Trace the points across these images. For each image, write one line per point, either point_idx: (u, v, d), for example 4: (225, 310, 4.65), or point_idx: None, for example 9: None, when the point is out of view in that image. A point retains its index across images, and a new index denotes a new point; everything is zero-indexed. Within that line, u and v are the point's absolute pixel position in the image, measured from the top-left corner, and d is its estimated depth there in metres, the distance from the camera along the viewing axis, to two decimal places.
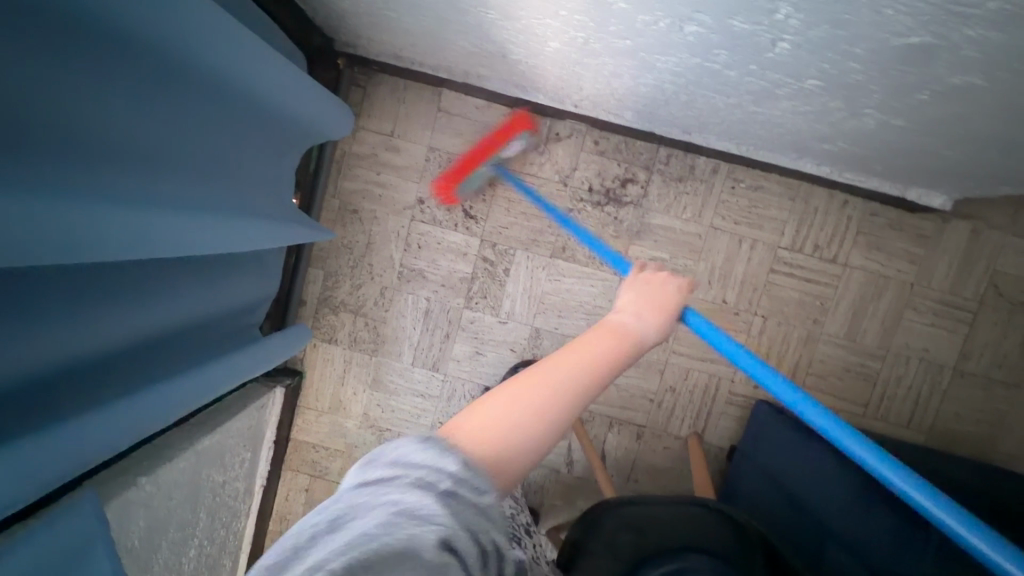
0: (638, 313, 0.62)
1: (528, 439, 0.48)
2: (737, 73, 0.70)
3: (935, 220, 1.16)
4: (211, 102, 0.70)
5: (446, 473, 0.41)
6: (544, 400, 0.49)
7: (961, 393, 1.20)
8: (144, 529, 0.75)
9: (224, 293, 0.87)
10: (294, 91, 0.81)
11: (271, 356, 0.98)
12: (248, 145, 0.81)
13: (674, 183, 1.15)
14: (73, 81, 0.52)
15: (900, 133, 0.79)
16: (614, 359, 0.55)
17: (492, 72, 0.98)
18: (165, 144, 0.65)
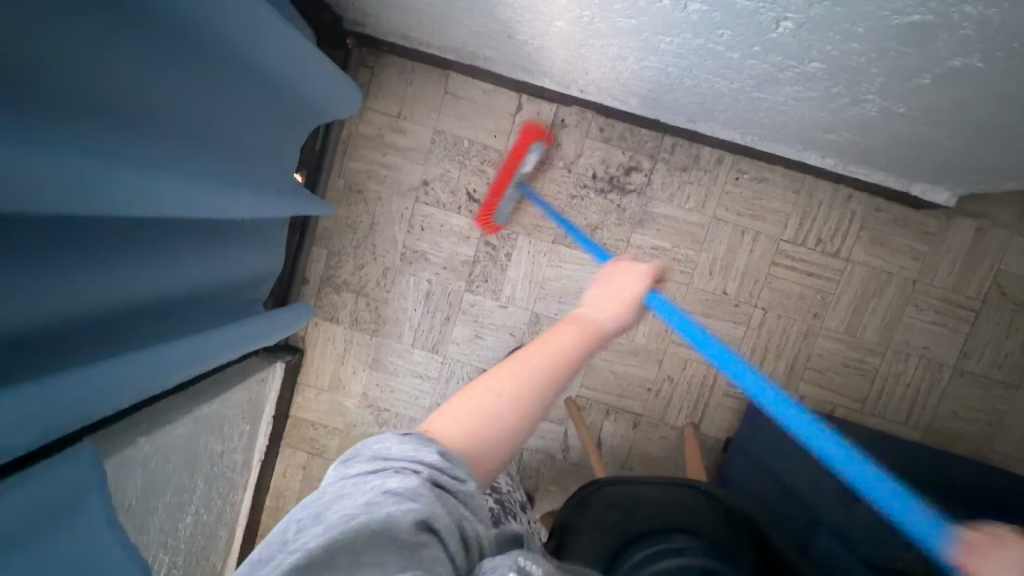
0: (602, 308, 0.63)
1: (504, 424, 0.50)
2: (740, 55, 0.71)
3: (940, 217, 1.16)
4: (223, 73, 0.71)
5: (424, 461, 0.43)
6: (517, 388, 0.52)
7: (960, 392, 1.20)
8: (142, 490, 0.76)
9: (228, 265, 0.88)
10: (302, 66, 0.81)
11: (271, 333, 1.00)
12: (256, 120, 0.82)
13: (678, 172, 1.16)
14: (89, 37, 0.53)
15: (903, 122, 0.79)
16: (578, 351, 0.57)
17: (499, 55, 0.99)
18: (175, 108, 0.66)
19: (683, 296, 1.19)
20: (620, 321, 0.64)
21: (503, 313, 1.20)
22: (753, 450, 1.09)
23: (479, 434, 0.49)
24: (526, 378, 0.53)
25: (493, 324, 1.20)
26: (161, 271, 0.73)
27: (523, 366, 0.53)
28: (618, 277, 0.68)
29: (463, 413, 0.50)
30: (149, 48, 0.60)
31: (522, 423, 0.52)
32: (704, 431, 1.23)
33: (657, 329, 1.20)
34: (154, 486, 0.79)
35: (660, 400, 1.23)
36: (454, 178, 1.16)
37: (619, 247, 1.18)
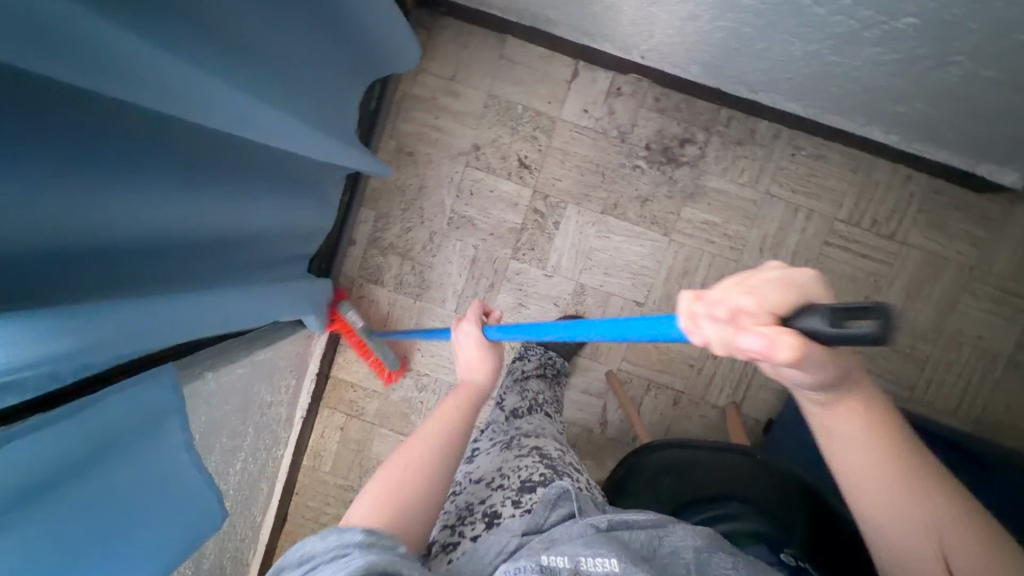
0: (473, 375, 0.82)
1: (407, 505, 0.63)
2: (826, 10, 0.70)
3: (1001, 202, 1.13)
4: (303, 14, 0.71)
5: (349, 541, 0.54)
6: (422, 463, 0.68)
7: (1013, 384, 1.17)
8: (204, 425, 0.77)
9: (289, 215, 0.88)
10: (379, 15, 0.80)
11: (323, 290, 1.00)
12: (324, 67, 0.82)
13: (732, 146, 1.14)
14: None
15: (989, 88, 0.76)
16: (456, 417, 0.75)
17: (563, 15, 0.98)
18: (255, 32, 0.64)
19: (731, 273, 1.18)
20: (489, 378, 0.82)
21: (548, 282, 1.20)
22: None
23: (410, 502, 0.64)
24: (420, 473, 0.67)
25: (537, 293, 1.20)
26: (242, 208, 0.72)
27: (413, 452, 0.70)
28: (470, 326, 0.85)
29: (388, 499, 0.63)
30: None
31: (424, 493, 0.65)
32: (745, 411, 1.22)
33: None
34: (213, 425, 0.80)
35: (702, 378, 1.21)
36: (506, 144, 1.16)
37: (668, 221, 1.16)
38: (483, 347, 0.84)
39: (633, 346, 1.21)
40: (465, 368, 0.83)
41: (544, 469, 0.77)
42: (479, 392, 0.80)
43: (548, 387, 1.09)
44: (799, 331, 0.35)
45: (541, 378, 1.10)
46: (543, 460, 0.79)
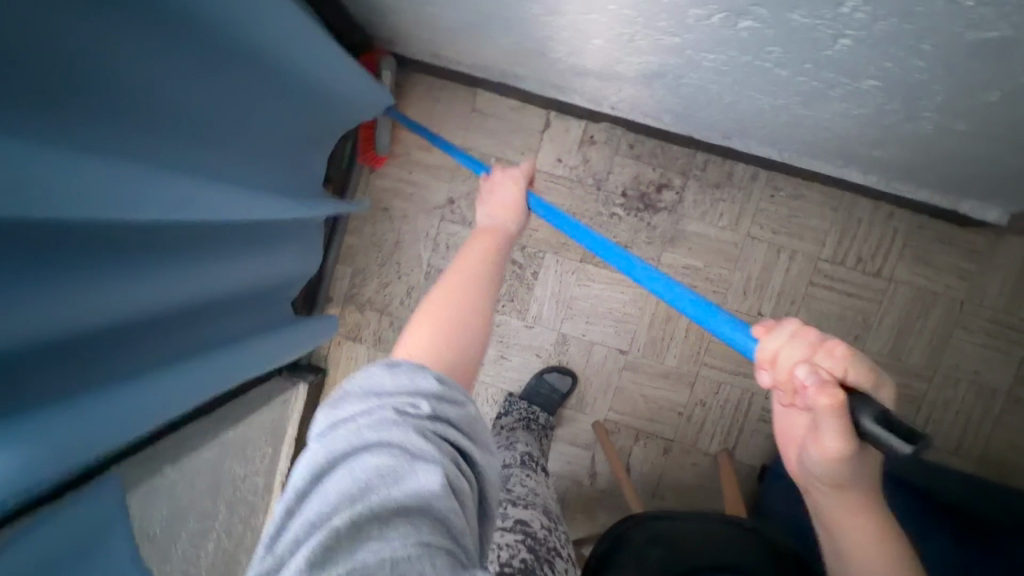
0: (491, 216, 0.78)
1: (455, 336, 0.59)
2: (789, 72, 0.68)
3: (988, 235, 1.10)
4: (263, 79, 0.67)
5: (420, 401, 0.49)
6: (474, 292, 0.64)
7: (1014, 420, 1.13)
8: (166, 518, 0.74)
9: (263, 270, 0.83)
10: (344, 74, 0.79)
11: (297, 343, 0.95)
12: (290, 129, 0.79)
13: (710, 189, 1.12)
14: (132, 45, 0.50)
15: (961, 139, 0.75)
16: (489, 257, 0.70)
17: (529, 72, 0.97)
18: (213, 113, 0.63)
19: None
20: (514, 220, 0.78)
21: (530, 333, 1.18)
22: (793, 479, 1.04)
23: (461, 339, 0.59)
24: (456, 288, 0.64)
25: (519, 344, 1.18)
26: (194, 281, 0.67)
27: (454, 278, 0.65)
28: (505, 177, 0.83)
29: (445, 323, 0.60)
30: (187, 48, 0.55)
31: (473, 326, 0.61)
32: (739, 457, 1.18)
33: (689, 351, 1.16)
34: (177, 515, 0.77)
35: (692, 424, 1.18)
36: None
37: (649, 266, 1.14)
38: (518, 204, 0.79)
39: (620, 395, 1.18)
40: (491, 206, 0.79)
41: (525, 551, 0.73)
42: (506, 235, 0.76)
43: (533, 439, 1.05)
44: (851, 415, 0.45)
45: (527, 432, 1.06)
46: (526, 540, 0.75)
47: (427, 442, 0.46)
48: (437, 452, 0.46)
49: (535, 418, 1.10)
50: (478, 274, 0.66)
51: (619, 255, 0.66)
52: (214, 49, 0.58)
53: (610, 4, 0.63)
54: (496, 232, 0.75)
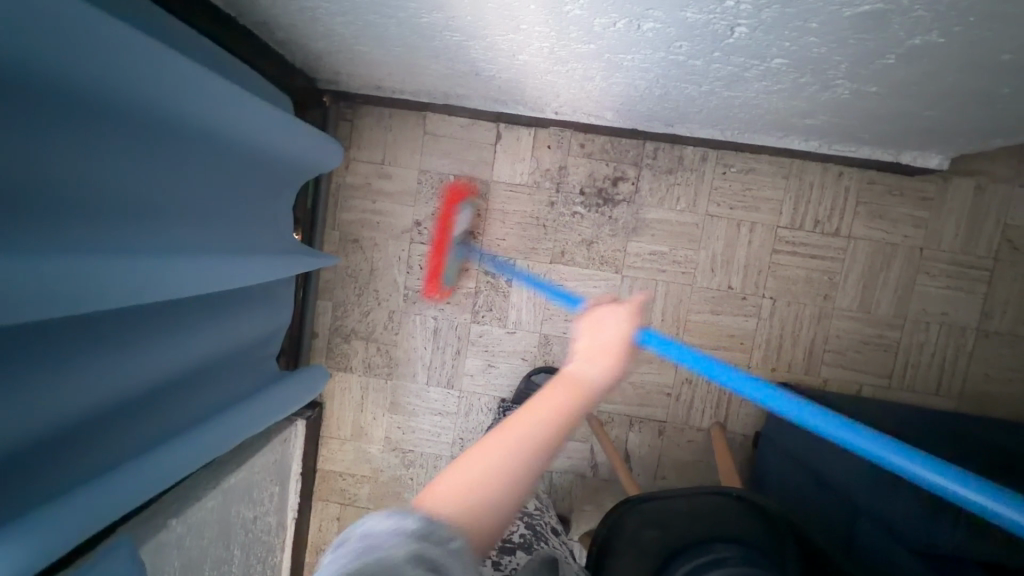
0: (589, 363, 0.57)
1: (513, 476, 0.46)
2: (703, 61, 0.72)
3: (936, 180, 1.14)
4: (209, 154, 0.73)
5: (398, 529, 0.38)
6: (525, 443, 0.48)
7: (989, 354, 1.17)
8: (179, 569, 0.77)
9: (223, 338, 0.86)
10: (291, 135, 0.85)
11: (281, 408, 0.96)
12: (250, 194, 0.85)
13: (664, 176, 1.16)
14: (87, 153, 0.57)
15: (878, 99, 0.79)
16: (566, 412, 0.51)
17: (470, 91, 1.01)
18: (172, 197, 0.69)
19: (689, 297, 1.19)
20: (606, 373, 0.57)
21: (512, 339, 1.21)
22: (782, 443, 1.08)
23: (507, 493, 0.45)
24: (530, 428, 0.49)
25: (504, 351, 1.21)
26: (137, 367, 0.68)
27: (537, 415, 0.50)
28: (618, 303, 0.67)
29: (495, 471, 0.45)
30: (111, 137, 0.59)
31: (517, 477, 0.46)
32: (732, 429, 1.21)
33: (668, 333, 1.19)
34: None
35: (682, 404, 1.21)
36: (446, 215, 1.18)
37: (617, 258, 1.18)
38: (620, 348, 0.61)
39: (608, 386, 1.22)
40: (582, 352, 0.59)
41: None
42: (596, 391, 0.55)
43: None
44: None
45: None
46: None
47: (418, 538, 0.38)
48: (408, 545, 0.37)
49: None
50: (561, 413, 0.50)
51: (718, 367, 0.67)
52: (147, 132, 0.63)
53: (521, 24, 0.67)
54: (579, 383, 0.55)
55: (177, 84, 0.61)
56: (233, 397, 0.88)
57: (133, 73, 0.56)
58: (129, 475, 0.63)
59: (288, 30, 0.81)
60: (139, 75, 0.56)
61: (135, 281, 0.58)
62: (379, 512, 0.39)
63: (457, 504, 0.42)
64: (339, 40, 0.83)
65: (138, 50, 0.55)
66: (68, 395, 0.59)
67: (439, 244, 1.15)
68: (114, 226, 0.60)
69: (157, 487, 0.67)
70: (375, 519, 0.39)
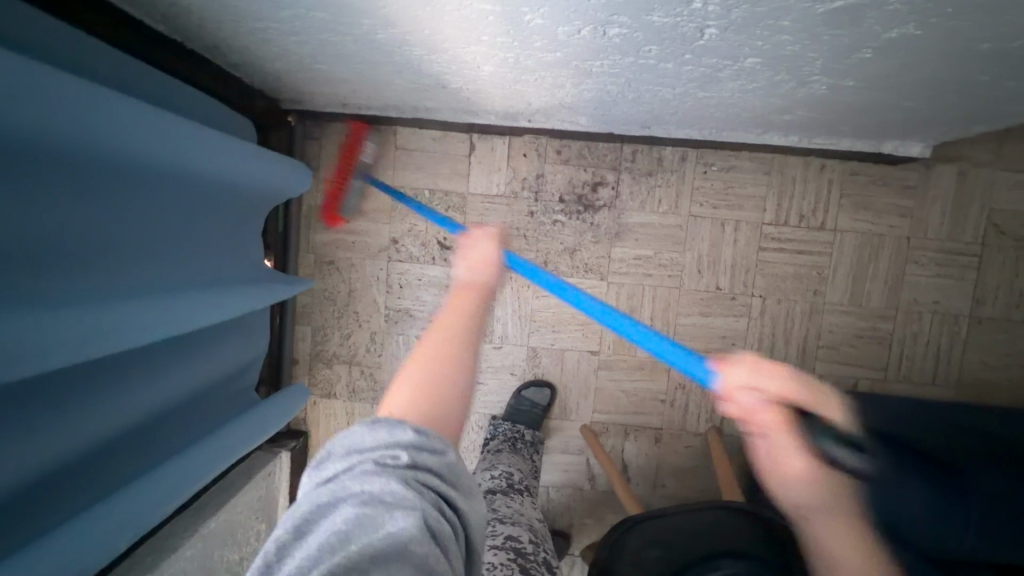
0: (472, 270, 0.63)
1: (453, 381, 0.50)
2: (674, 64, 0.69)
3: (919, 168, 1.12)
4: (176, 190, 0.69)
5: (402, 448, 0.43)
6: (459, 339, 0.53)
7: (983, 340, 1.15)
8: None
9: (191, 374, 0.80)
10: (257, 163, 0.81)
11: (249, 442, 0.91)
12: (219, 226, 0.81)
13: (644, 178, 1.13)
14: (37, 203, 0.52)
15: (856, 93, 0.76)
16: (476, 308, 0.57)
17: (439, 103, 0.98)
18: (137, 240, 0.65)
19: (677, 300, 1.16)
20: (494, 275, 0.63)
21: (499, 354, 1.18)
22: None
23: (449, 377, 0.50)
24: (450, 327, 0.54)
25: (492, 367, 1.18)
26: (85, 415, 0.62)
27: (445, 317, 0.55)
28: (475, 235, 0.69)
29: (430, 373, 0.50)
30: (69, 182, 0.55)
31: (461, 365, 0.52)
32: (728, 431, 1.19)
33: None
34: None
35: (676, 409, 1.19)
36: (423, 231, 1.15)
37: (602, 265, 1.15)
38: (496, 252, 0.67)
39: (600, 396, 1.19)
40: (469, 262, 0.65)
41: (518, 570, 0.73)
42: (489, 287, 0.62)
43: (523, 456, 1.04)
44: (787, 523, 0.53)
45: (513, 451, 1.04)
46: (517, 559, 0.74)
47: (410, 490, 0.41)
48: (421, 503, 0.41)
49: (522, 436, 1.09)
50: (474, 313, 0.56)
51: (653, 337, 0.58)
52: (106, 175, 0.59)
53: (482, 35, 0.64)
54: (474, 284, 0.61)
55: (134, 123, 0.57)
56: (200, 436, 0.82)
57: (83, 116, 0.51)
58: (59, 543, 0.58)
59: (240, 52, 0.77)
60: (89, 118, 0.52)
61: (79, 340, 0.53)
62: (376, 443, 0.44)
63: (411, 423, 0.46)
64: (296, 60, 0.79)
65: (72, 85, 0.50)
66: (3, 453, 0.53)
67: (344, 178, 1.08)
68: (72, 278, 0.56)
69: (95, 553, 0.62)
70: (371, 458, 0.43)
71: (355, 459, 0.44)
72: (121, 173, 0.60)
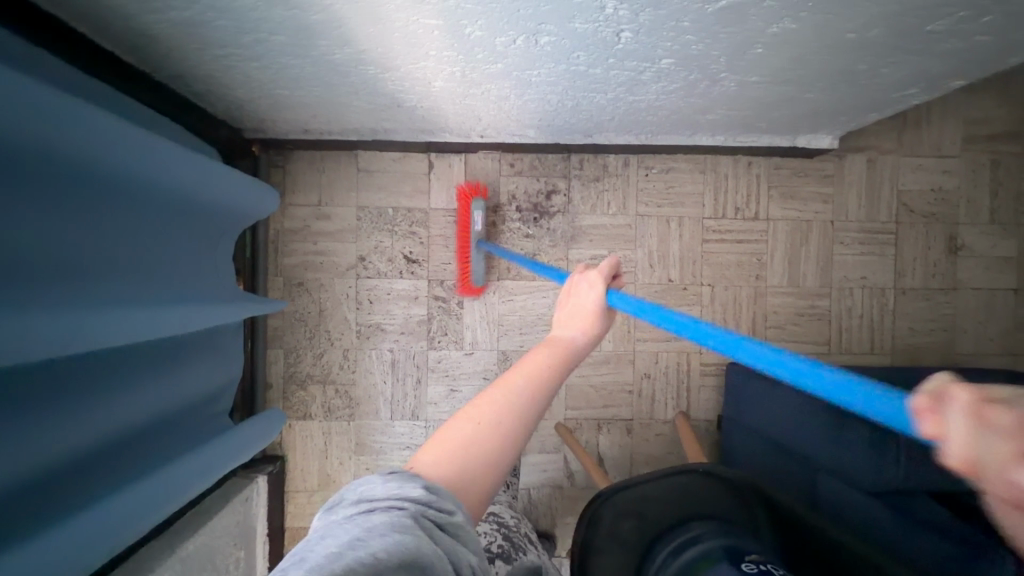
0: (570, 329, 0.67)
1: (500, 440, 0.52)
2: (601, 69, 0.79)
3: (833, 159, 1.26)
4: (150, 205, 0.73)
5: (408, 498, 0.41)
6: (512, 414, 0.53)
7: (909, 309, 1.27)
8: None
9: (167, 392, 0.81)
10: (224, 182, 0.85)
11: (227, 462, 0.92)
12: (191, 244, 0.84)
13: (593, 184, 1.22)
14: (20, 208, 0.55)
15: (761, 89, 0.88)
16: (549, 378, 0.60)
17: (396, 124, 1.05)
18: (110, 251, 0.67)
19: (634, 294, 1.24)
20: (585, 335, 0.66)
21: (471, 360, 1.21)
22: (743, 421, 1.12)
23: (504, 434, 0.52)
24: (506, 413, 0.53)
25: (465, 374, 1.21)
26: (72, 420, 0.63)
27: (513, 391, 0.56)
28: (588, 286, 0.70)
29: (498, 423, 0.52)
30: (49, 191, 0.58)
31: (520, 432, 0.53)
32: (695, 416, 1.25)
33: (620, 333, 1.23)
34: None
35: (645, 399, 1.24)
36: (389, 247, 1.19)
37: (562, 267, 1.22)
38: (598, 313, 0.69)
39: (571, 393, 1.23)
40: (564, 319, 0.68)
41: (502, 541, 0.86)
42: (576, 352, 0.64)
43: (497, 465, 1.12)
44: None
45: None
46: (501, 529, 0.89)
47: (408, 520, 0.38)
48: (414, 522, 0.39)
49: None
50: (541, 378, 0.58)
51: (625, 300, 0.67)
52: (84, 187, 0.62)
53: (429, 50, 0.72)
54: (558, 347, 0.63)
55: (109, 135, 0.61)
56: (178, 454, 0.82)
57: (64, 127, 0.56)
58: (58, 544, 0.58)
59: (205, 80, 0.83)
60: (70, 129, 0.56)
61: (52, 337, 0.55)
62: (385, 490, 0.41)
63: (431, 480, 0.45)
64: (259, 85, 0.85)
65: (56, 99, 0.55)
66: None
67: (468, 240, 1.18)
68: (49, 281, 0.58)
69: (79, 561, 0.62)
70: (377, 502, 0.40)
71: (364, 503, 0.41)
72: (105, 186, 0.65)
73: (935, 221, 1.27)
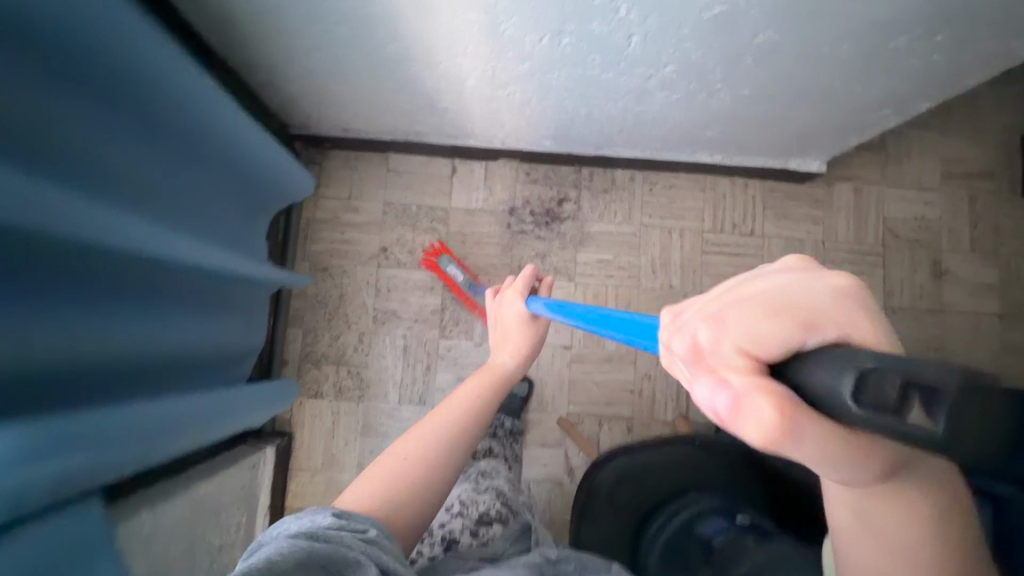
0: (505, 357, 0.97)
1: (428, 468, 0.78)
2: (613, 74, 0.91)
3: (823, 185, 1.37)
4: (213, 162, 0.84)
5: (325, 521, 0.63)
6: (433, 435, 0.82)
7: (899, 327, 1.33)
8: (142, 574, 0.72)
9: (201, 335, 0.87)
10: (278, 160, 0.97)
11: (249, 417, 0.96)
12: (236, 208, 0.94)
13: (601, 195, 1.33)
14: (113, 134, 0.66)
15: (753, 104, 1.00)
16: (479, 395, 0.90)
17: (428, 127, 1.18)
18: (175, 191, 0.77)
19: (637, 298, 1.31)
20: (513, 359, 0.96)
21: (480, 350, 1.27)
22: None
23: (435, 452, 0.80)
24: (428, 451, 0.80)
25: (473, 363, 1.26)
26: (127, 331, 0.70)
27: (447, 420, 0.85)
28: (809, 279, 0.29)
29: (429, 449, 0.80)
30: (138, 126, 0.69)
31: (436, 463, 0.79)
32: (693, 419, 1.28)
33: None
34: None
35: (645, 399, 1.28)
36: (410, 240, 1.29)
37: (569, 267, 1.30)
38: (520, 332, 0.99)
39: (574, 389, 1.27)
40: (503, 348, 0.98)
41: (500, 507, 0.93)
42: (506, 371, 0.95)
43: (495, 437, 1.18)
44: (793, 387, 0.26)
45: (493, 437, 1.18)
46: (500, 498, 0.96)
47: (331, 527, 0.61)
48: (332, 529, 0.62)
49: (501, 425, 1.21)
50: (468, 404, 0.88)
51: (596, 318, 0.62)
52: (166, 130, 0.73)
53: (467, 46, 0.84)
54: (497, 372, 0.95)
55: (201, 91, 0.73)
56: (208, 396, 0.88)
57: (170, 75, 0.68)
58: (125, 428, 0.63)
59: (269, 69, 0.95)
60: (174, 78, 0.68)
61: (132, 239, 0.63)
62: (311, 518, 0.64)
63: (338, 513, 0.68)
64: (314, 78, 0.98)
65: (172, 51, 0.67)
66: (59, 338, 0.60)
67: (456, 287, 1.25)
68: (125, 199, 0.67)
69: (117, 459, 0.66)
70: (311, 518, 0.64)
71: (297, 525, 0.63)
72: (182, 134, 0.76)
73: (920, 247, 1.37)
